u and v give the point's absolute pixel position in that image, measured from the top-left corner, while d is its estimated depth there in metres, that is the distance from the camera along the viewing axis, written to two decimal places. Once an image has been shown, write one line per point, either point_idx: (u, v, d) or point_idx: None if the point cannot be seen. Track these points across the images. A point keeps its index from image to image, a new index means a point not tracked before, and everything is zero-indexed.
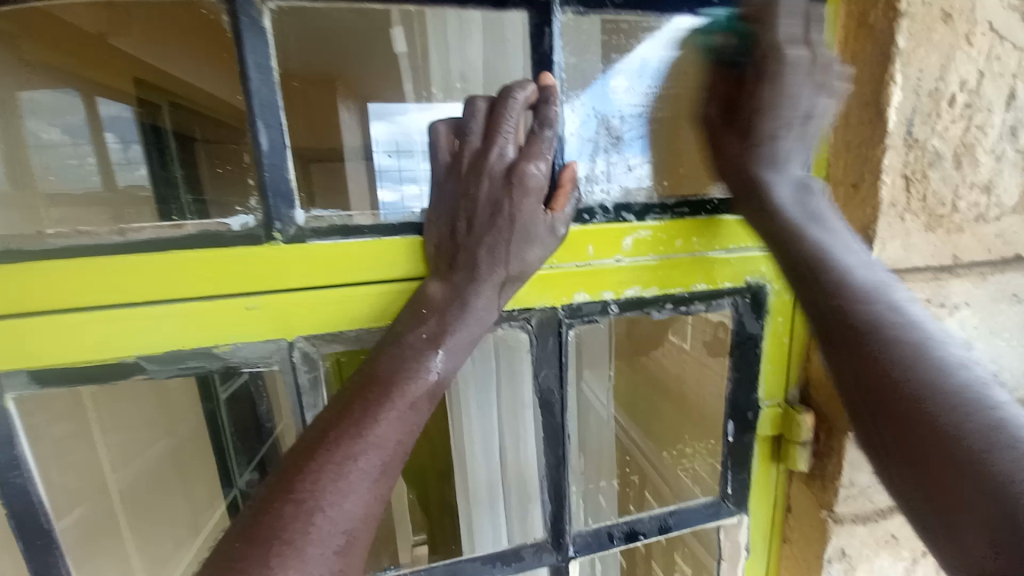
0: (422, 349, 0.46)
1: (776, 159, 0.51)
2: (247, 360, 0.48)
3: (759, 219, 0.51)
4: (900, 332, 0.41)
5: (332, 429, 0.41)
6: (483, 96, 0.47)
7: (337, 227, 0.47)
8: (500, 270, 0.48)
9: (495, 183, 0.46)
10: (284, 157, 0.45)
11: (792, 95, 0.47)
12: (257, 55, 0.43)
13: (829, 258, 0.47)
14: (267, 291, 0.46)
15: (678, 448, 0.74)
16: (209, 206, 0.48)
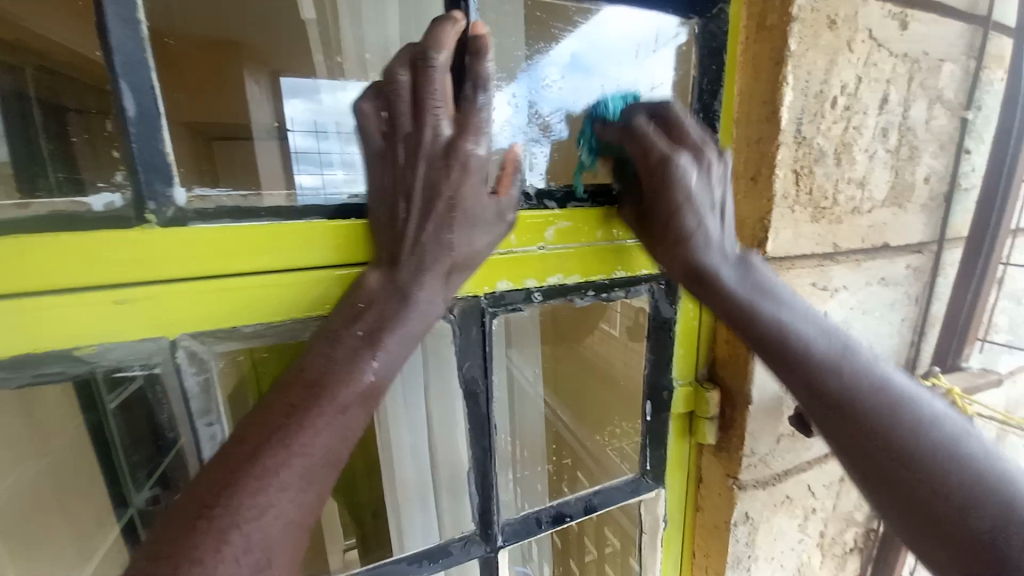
0: (356, 350, 0.43)
1: (711, 245, 0.51)
2: (120, 363, 0.41)
3: (719, 308, 0.51)
4: (884, 398, 0.45)
5: (259, 433, 0.38)
6: (400, 65, 0.40)
7: (226, 210, 0.42)
8: (445, 257, 0.45)
9: (430, 158, 0.42)
10: (157, 126, 0.39)
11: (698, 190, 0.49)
12: (119, 4, 0.37)
13: (794, 332, 0.48)
14: (139, 283, 0.40)
15: (608, 430, 0.75)
16: (63, 182, 0.40)
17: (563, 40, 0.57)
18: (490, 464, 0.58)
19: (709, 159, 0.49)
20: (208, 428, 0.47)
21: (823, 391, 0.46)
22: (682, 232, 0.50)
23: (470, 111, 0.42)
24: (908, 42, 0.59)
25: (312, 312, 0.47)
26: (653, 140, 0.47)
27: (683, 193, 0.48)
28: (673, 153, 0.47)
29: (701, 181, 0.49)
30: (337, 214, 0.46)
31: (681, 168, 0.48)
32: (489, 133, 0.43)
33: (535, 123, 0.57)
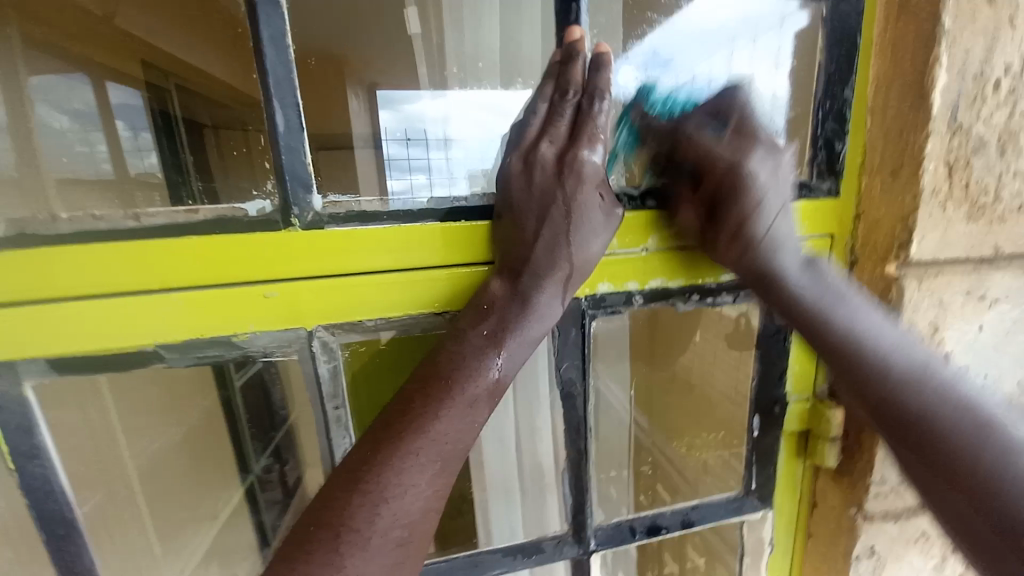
0: (481, 347, 0.45)
1: (761, 210, 0.47)
2: (266, 349, 0.47)
3: (779, 304, 0.50)
4: (964, 419, 0.42)
5: (396, 427, 0.42)
6: (542, 94, 0.47)
7: (355, 214, 0.46)
8: (564, 265, 0.46)
9: (548, 174, 0.46)
10: (301, 139, 0.44)
11: (761, 186, 0.47)
12: (271, 30, 0.42)
13: (855, 339, 0.47)
14: (284, 279, 0.45)
15: (688, 439, 0.74)
16: (218, 191, 0.47)
17: (648, 36, 0.55)
18: (585, 467, 0.58)
19: (781, 159, 0.48)
20: (335, 411, 0.50)
21: (874, 380, 0.46)
22: (755, 236, 0.48)
23: (588, 121, 0.44)
24: None
25: (424, 309, 0.49)
26: (710, 147, 0.47)
27: (746, 202, 0.47)
28: (739, 156, 0.46)
29: (770, 172, 0.47)
30: (449, 216, 0.48)
31: (751, 176, 0.46)
32: (603, 141, 0.45)
33: (620, 118, 0.53)
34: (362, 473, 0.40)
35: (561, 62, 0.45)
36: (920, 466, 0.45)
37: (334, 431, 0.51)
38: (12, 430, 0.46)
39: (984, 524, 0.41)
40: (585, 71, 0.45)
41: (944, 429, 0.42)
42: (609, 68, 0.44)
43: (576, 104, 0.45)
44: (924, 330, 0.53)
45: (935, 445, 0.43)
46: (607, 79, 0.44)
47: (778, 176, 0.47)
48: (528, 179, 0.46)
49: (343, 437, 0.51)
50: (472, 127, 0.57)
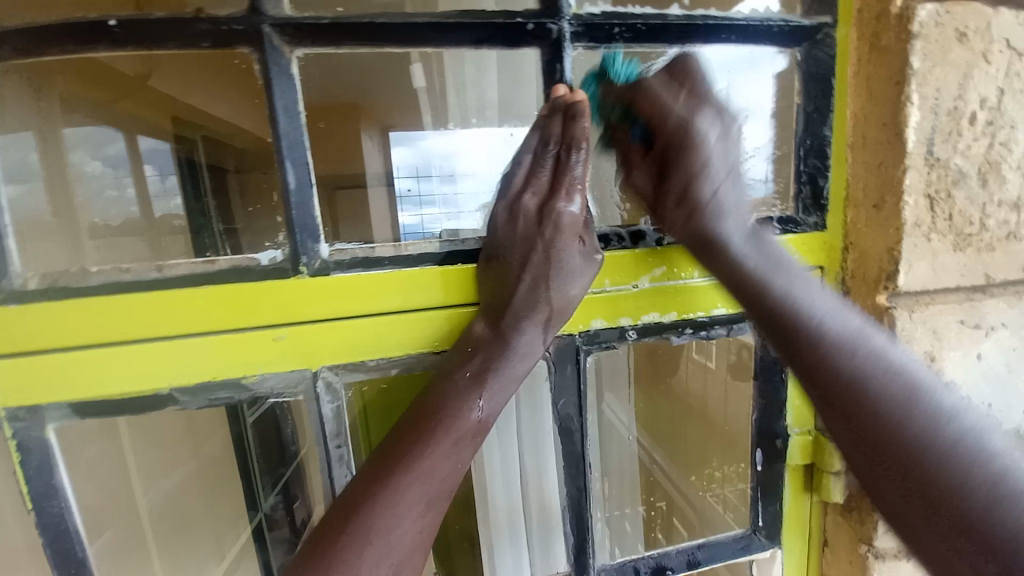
0: (465, 389, 0.47)
1: (723, 210, 0.50)
2: (274, 389, 0.49)
3: (719, 273, 0.50)
4: (892, 390, 0.40)
5: (382, 469, 0.43)
6: (526, 147, 0.51)
7: (358, 261, 0.48)
8: (544, 307, 0.50)
9: (530, 223, 0.50)
10: (310, 194, 0.48)
11: (708, 156, 0.49)
12: (285, 102, 0.47)
13: (800, 311, 0.46)
14: (291, 324, 0.48)
15: (707, 472, 0.70)
16: (240, 239, 0.51)
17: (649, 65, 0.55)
18: (586, 505, 0.58)
19: (732, 135, 0.50)
20: (337, 448, 0.52)
21: (810, 348, 0.44)
22: (701, 199, 0.50)
23: (565, 173, 0.49)
24: None
25: (423, 348, 0.51)
26: (669, 102, 0.48)
27: (692, 160, 0.49)
28: (691, 115, 0.48)
29: (720, 139, 0.49)
30: (446, 260, 0.51)
31: (699, 130, 0.48)
32: (581, 192, 0.49)
33: (615, 152, 0.57)
34: (351, 514, 0.42)
35: (543, 116, 0.49)
36: (851, 425, 0.42)
37: (336, 469, 0.52)
38: (33, 471, 0.48)
39: (902, 488, 0.38)
40: (563, 124, 0.48)
41: (881, 394, 0.40)
42: (585, 116, 0.47)
43: (556, 155, 0.49)
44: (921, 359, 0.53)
45: (871, 414, 0.40)
46: (583, 128, 0.47)
47: (727, 134, 0.50)
48: (513, 226, 0.51)
49: (344, 473, 0.52)
50: (479, 164, 0.60)
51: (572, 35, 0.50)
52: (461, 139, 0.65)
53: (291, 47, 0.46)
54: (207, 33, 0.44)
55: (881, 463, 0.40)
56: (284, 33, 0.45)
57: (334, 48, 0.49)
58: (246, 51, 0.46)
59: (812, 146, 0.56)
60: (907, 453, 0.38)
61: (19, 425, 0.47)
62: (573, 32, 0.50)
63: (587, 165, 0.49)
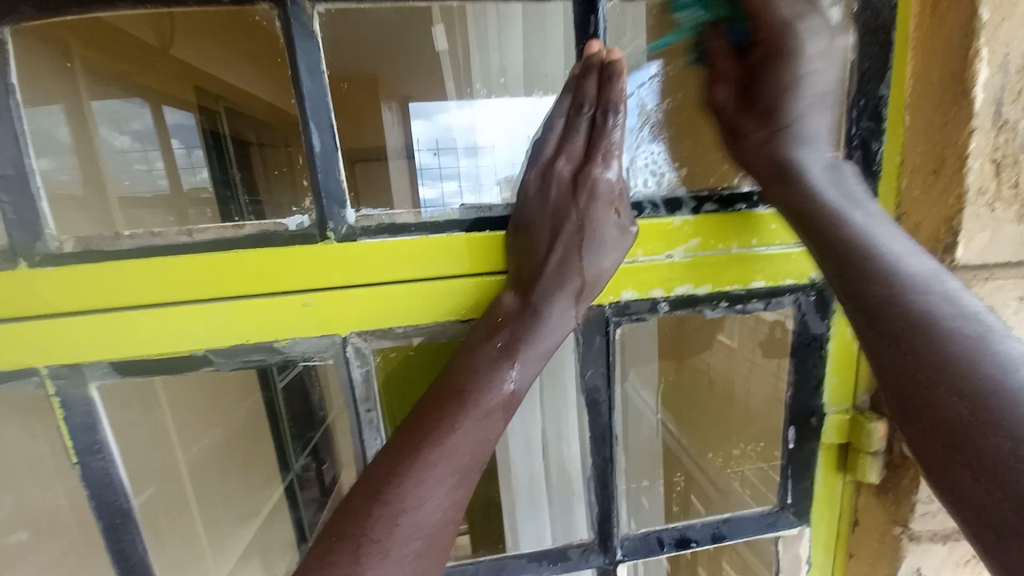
0: (496, 360, 0.47)
1: (807, 137, 0.47)
2: (304, 354, 0.50)
3: (790, 202, 0.47)
4: (954, 330, 0.38)
5: (416, 438, 0.44)
6: (558, 113, 0.49)
7: (385, 227, 0.48)
8: (577, 278, 0.49)
9: (564, 190, 0.49)
10: (336, 158, 0.47)
11: (808, 69, 0.45)
12: (308, 60, 0.45)
13: (872, 242, 0.43)
14: (319, 289, 0.48)
15: (724, 452, 0.70)
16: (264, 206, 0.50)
17: None
18: (611, 476, 0.58)
19: (834, 50, 0.45)
20: (367, 413, 0.52)
21: (874, 287, 0.42)
22: (785, 120, 0.47)
23: (601, 139, 0.47)
24: None
25: (451, 316, 0.51)
26: (774, 1, 0.44)
27: (778, 75, 0.46)
28: (797, 20, 0.44)
29: (818, 59, 0.45)
30: (474, 228, 0.49)
31: (800, 46, 0.44)
32: (618, 159, 0.48)
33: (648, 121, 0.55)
34: (387, 480, 0.42)
35: (576, 76, 0.47)
36: (898, 366, 0.40)
37: (365, 434, 0.53)
38: (77, 428, 0.50)
39: (938, 432, 0.37)
40: (599, 85, 0.46)
41: (939, 332, 0.38)
42: (623, 74, 0.45)
43: (590, 118, 0.48)
44: None
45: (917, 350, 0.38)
46: (621, 90, 0.45)
47: (807, 53, 0.44)
48: (544, 195, 0.49)
49: (375, 437, 0.53)
50: (505, 137, 0.58)
51: None
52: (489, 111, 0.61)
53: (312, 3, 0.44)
54: None
55: (921, 408, 0.38)
56: None
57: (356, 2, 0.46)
58: (265, 7, 0.44)
59: (867, 105, 0.51)
60: (948, 386, 0.36)
61: (62, 385, 0.48)
62: None
63: (623, 129, 0.47)
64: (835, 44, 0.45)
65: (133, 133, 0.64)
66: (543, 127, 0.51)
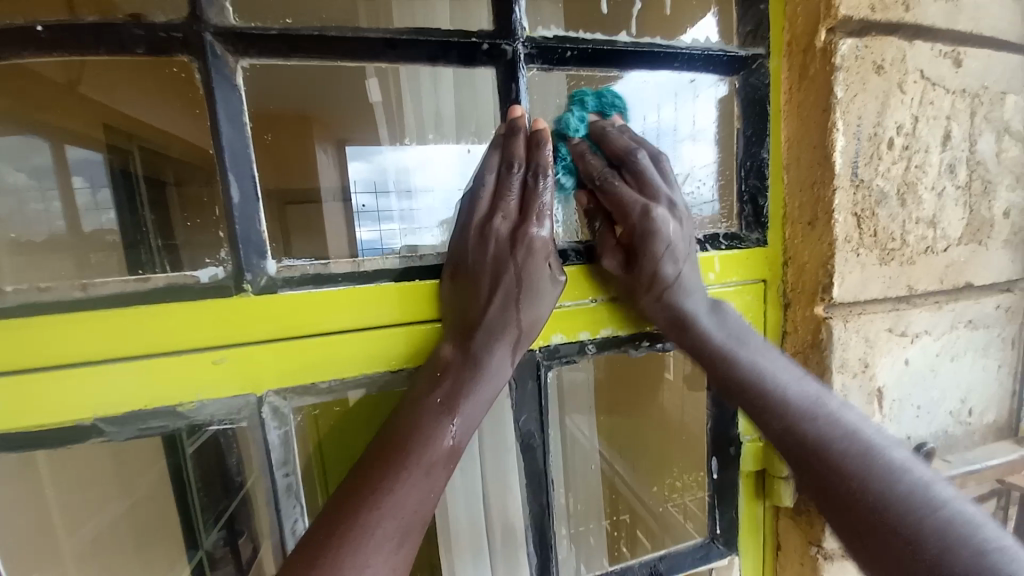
0: (437, 414, 0.46)
1: (686, 287, 0.53)
2: (213, 417, 0.46)
3: (693, 349, 0.53)
4: (851, 450, 0.42)
5: (350, 504, 0.41)
6: (488, 170, 0.49)
7: (309, 277, 0.47)
8: (513, 329, 0.49)
9: (502, 245, 0.48)
10: (256, 208, 0.46)
11: (669, 236, 0.52)
12: (229, 112, 0.45)
13: (764, 379, 0.49)
14: (236, 343, 0.45)
15: (669, 483, 0.70)
16: (180, 253, 0.47)
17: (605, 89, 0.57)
18: (549, 520, 0.59)
19: (682, 224, 0.53)
20: (285, 478, 0.49)
21: (773, 419, 0.47)
22: (665, 280, 0.53)
23: (534, 198, 0.48)
24: (965, 79, 0.56)
25: (382, 367, 0.49)
26: (626, 194, 0.52)
27: (654, 246, 0.52)
28: (649, 202, 0.51)
29: (677, 232, 0.53)
30: (404, 276, 0.49)
31: (659, 226, 0.52)
32: (550, 215, 0.49)
33: None
34: (316, 553, 0.39)
35: (504, 135, 0.48)
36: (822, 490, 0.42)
37: (283, 501, 0.49)
38: None
39: (889, 565, 0.36)
40: (526, 147, 0.48)
41: (826, 447, 0.43)
42: (547, 143, 0.48)
43: (521, 178, 0.49)
44: (856, 365, 0.57)
45: (829, 474, 0.42)
46: (547, 156, 0.48)
47: (676, 215, 0.53)
48: (481, 250, 0.49)
49: (294, 506, 0.49)
50: (439, 180, 0.60)
51: (525, 57, 0.51)
52: (432, 156, 0.62)
53: (235, 58, 0.45)
54: (139, 40, 0.42)
55: (843, 520, 0.40)
56: (227, 42, 0.44)
57: (282, 59, 0.47)
58: (185, 58, 0.44)
59: (752, 167, 0.59)
60: (862, 505, 0.39)
61: None
62: (526, 54, 0.51)
63: (554, 190, 0.49)
64: (677, 206, 0.53)
65: (32, 170, 0.54)
66: (471, 184, 0.51)
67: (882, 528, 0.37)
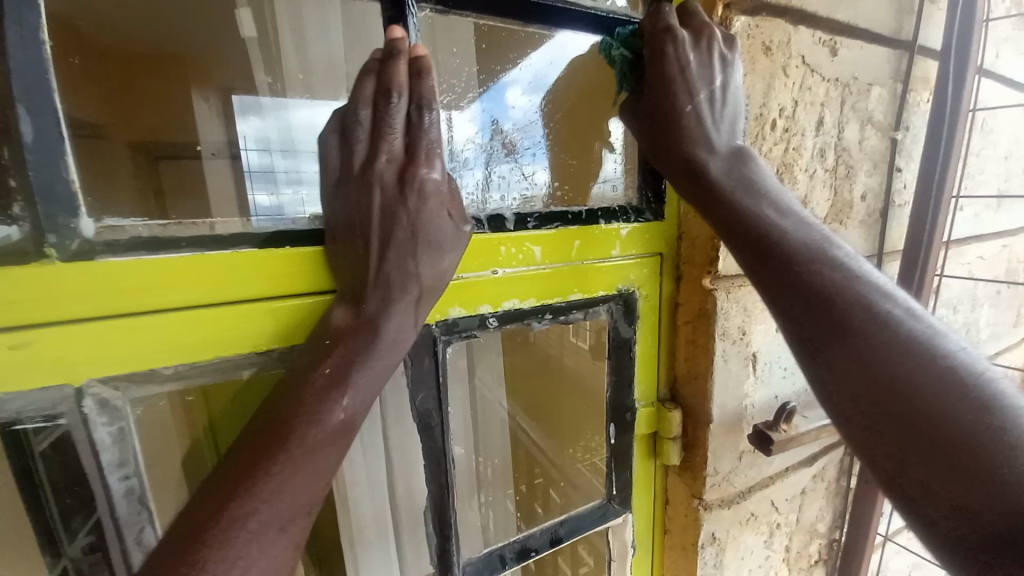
0: (323, 388, 0.40)
1: (709, 142, 0.51)
2: (18, 416, 0.37)
3: (700, 196, 0.50)
4: (873, 300, 0.39)
5: (220, 492, 0.36)
6: (363, 102, 0.42)
7: (141, 242, 0.39)
8: (413, 287, 0.45)
9: (388, 192, 0.43)
10: (63, 154, 0.36)
11: (691, 63, 0.50)
12: (18, 23, 0.34)
13: (786, 225, 0.45)
14: (38, 323, 0.36)
15: (583, 443, 0.71)
16: None
17: (525, 58, 0.56)
18: (448, 502, 0.56)
19: (726, 60, 0.51)
20: (123, 482, 0.42)
21: (787, 253, 0.43)
22: (684, 116, 0.51)
23: (420, 138, 0.43)
24: (839, 68, 0.61)
25: (243, 349, 0.43)
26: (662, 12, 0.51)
27: (672, 62, 0.50)
28: (675, 25, 0.50)
29: (696, 62, 0.50)
30: (270, 242, 0.43)
31: (671, 52, 0.50)
32: (442, 157, 0.44)
33: (499, 141, 0.56)
34: (179, 552, 0.33)
35: (381, 60, 0.42)
36: (844, 353, 0.38)
37: (125, 511, 0.42)
38: None
39: (891, 411, 0.36)
40: (408, 74, 0.42)
41: (846, 303, 0.39)
42: (430, 72, 0.42)
43: (404, 112, 0.42)
44: (735, 332, 0.62)
45: (860, 324, 0.38)
46: (430, 87, 0.42)
47: (728, 82, 0.51)
48: (364, 199, 0.43)
49: (139, 513, 0.43)
50: None
51: None
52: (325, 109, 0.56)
53: None
54: None
55: (854, 372, 0.38)
56: None
57: None
58: None
59: None
60: (872, 329, 0.38)
61: None
62: None
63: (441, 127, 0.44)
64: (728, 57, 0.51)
65: None
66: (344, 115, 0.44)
67: (880, 359, 0.37)
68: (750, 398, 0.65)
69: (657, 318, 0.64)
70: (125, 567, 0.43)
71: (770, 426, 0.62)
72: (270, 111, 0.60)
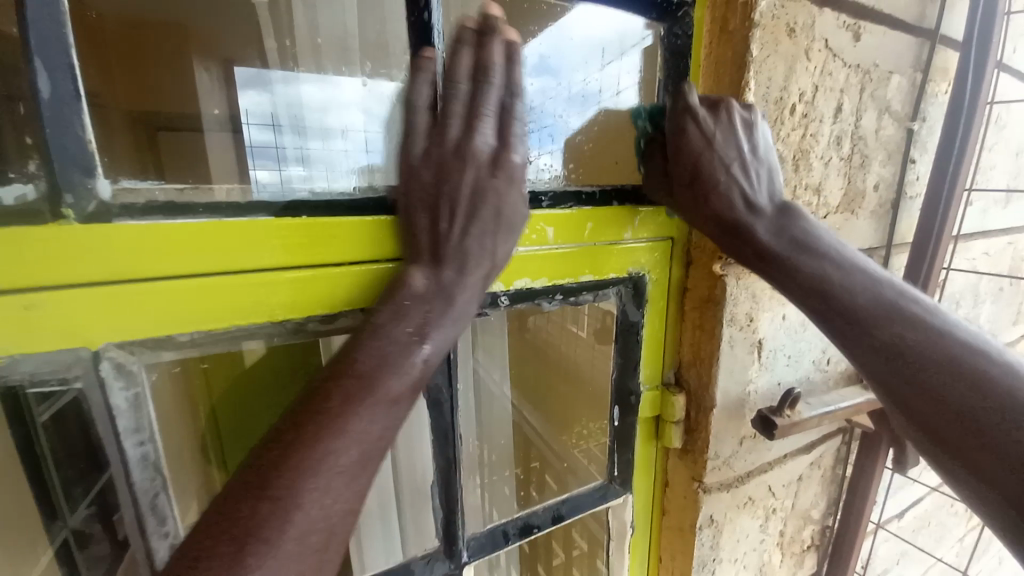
0: (407, 344, 0.40)
1: (747, 172, 0.54)
2: (33, 376, 0.37)
3: (731, 238, 0.54)
4: (902, 314, 0.46)
5: (294, 437, 0.35)
6: (462, 78, 0.42)
7: (158, 206, 0.38)
8: (487, 262, 0.45)
9: (481, 169, 0.43)
10: (79, 113, 0.35)
11: (717, 119, 0.52)
12: None
13: (820, 248, 0.51)
14: (54, 284, 0.36)
15: (576, 430, 0.74)
16: None
17: (530, 40, 0.55)
18: (455, 476, 0.57)
19: (750, 124, 0.53)
20: (138, 448, 0.41)
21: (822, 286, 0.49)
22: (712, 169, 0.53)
23: (511, 119, 0.44)
24: (861, 54, 0.60)
25: (258, 319, 0.43)
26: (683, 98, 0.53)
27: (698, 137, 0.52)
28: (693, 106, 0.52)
29: (723, 125, 0.52)
30: (286, 212, 0.43)
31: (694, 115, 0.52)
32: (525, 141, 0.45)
33: None
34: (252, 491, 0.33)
35: (478, 39, 0.42)
36: (885, 362, 0.45)
37: (138, 477, 0.42)
38: None
39: (933, 408, 0.43)
40: (502, 54, 0.42)
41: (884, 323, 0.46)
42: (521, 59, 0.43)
43: (496, 95, 0.43)
44: (743, 318, 0.62)
45: (896, 339, 0.45)
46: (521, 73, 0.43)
47: (752, 135, 0.53)
48: (455, 174, 0.43)
49: (151, 480, 0.43)
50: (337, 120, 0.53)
51: None
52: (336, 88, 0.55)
53: None
54: None
55: (898, 379, 0.45)
56: None
57: None
58: None
59: None
60: (907, 339, 0.45)
61: None
62: None
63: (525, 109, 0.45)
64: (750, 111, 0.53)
65: None
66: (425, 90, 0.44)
67: (917, 367, 0.44)
68: (754, 385, 0.66)
69: (665, 303, 0.64)
70: (136, 532, 0.43)
71: (774, 411, 0.62)
72: (279, 86, 0.58)
